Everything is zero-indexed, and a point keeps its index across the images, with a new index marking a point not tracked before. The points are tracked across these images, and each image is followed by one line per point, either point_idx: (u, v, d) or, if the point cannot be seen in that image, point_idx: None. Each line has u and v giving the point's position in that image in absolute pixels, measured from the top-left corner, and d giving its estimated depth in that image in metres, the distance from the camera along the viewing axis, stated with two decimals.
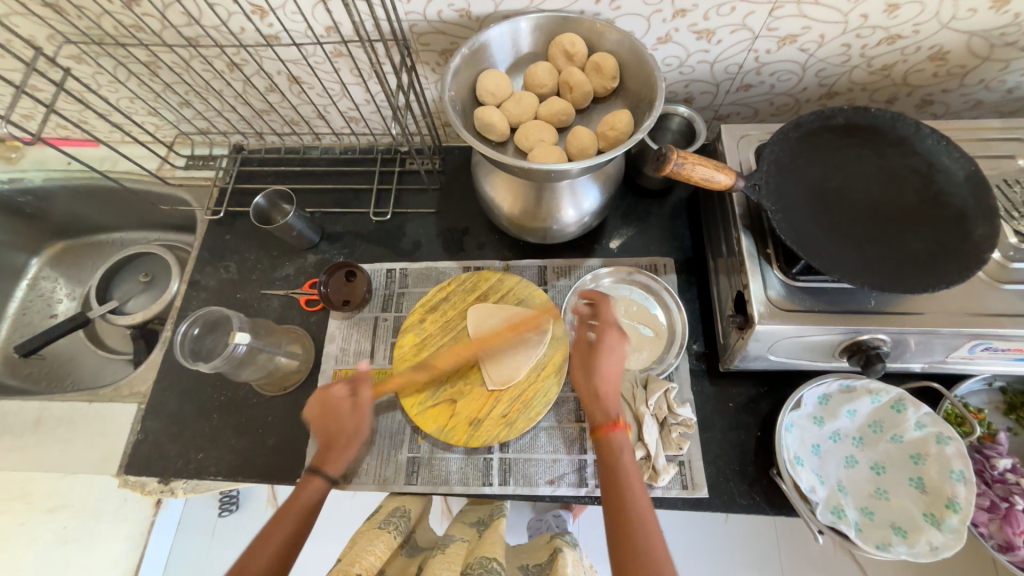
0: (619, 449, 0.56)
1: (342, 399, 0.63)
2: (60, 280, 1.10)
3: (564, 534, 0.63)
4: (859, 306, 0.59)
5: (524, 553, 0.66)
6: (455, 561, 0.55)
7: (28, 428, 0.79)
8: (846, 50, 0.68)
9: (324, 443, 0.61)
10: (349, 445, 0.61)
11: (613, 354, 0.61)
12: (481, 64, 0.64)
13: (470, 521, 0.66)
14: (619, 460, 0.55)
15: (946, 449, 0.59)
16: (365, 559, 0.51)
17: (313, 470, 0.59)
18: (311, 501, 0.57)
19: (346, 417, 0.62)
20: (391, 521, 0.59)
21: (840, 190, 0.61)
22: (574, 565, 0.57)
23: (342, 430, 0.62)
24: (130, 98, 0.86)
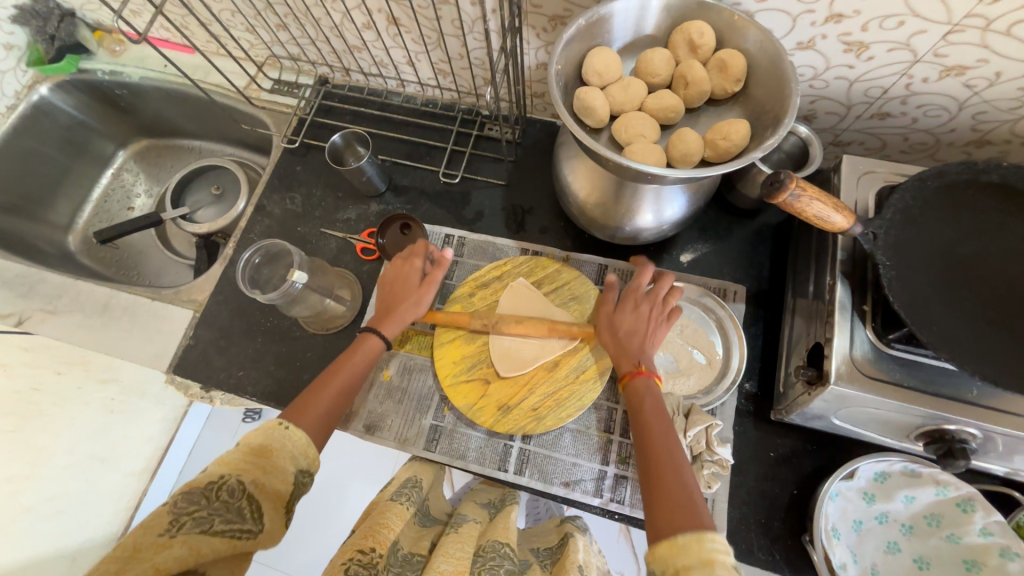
0: (648, 394, 0.56)
1: (415, 270, 0.68)
2: (140, 176, 1.15)
3: (575, 520, 0.66)
4: (956, 393, 0.52)
5: (534, 538, 0.67)
6: (466, 541, 0.55)
7: (97, 310, 0.85)
8: (1021, 95, 0.58)
9: (384, 309, 0.66)
10: (402, 319, 0.65)
11: (653, 321, 0.62)
12: (594, 40, 0.59)
13: (481, 501, 0.67)
14: (647, 406, 0.55)
15: (1009, 564, 0.53)
16: (378, 533, 0.52)
17: (373, 329, 0.63)
18: (368, 354, 0.61)
19: (413, 286, 0.67)
20: (403, 493, 0.61)
21: (971, 258, 0.53)
22: (584, 550, 0.59)
23: (404, 296, 0.66)
24: (232, 12, 0.86)
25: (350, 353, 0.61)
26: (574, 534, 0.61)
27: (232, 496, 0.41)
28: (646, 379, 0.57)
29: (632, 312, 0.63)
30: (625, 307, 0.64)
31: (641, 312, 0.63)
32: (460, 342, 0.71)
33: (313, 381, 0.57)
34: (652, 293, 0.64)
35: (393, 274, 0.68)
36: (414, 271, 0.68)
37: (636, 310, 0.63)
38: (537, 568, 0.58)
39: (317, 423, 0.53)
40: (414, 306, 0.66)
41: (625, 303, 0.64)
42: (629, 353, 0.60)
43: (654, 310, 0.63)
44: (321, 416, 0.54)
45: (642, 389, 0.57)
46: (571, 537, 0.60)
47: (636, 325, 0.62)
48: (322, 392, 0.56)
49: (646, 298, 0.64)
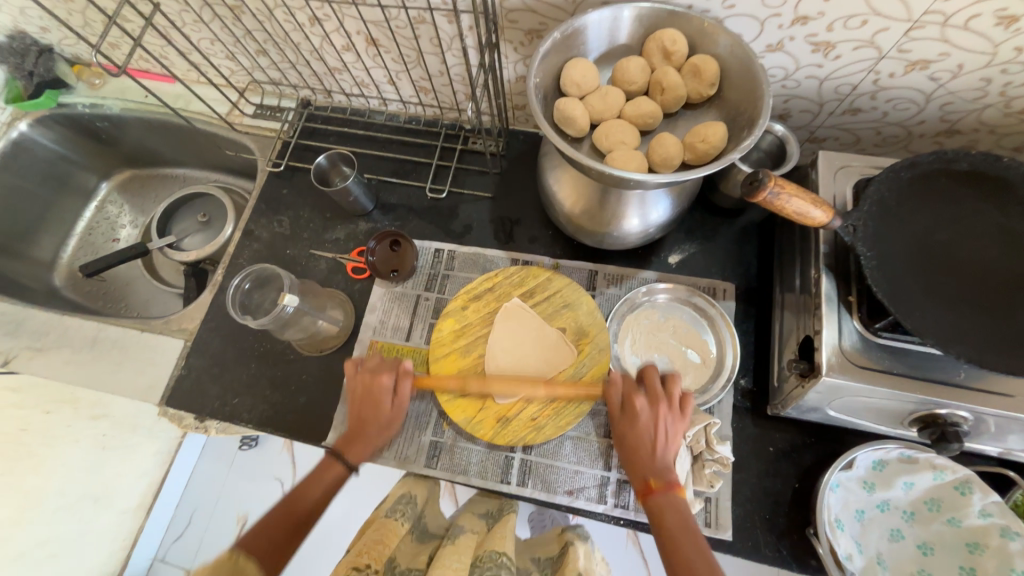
0: (670, 509, 0.54)
1: (384, 389, 0.64)
2: (125, 207, 1.14)
3: (575, 528, 0.65)
4: (945, 377, 0.53)
5: (535, 547, 0.66)
6: (464, 552, 0.54)
7: (85, 345, 0.84)
8: (984, 85, 0.60)
9: (351, 431, 0.64)
10: (377, 436, 0.64)
11: (665, 434, 0.58)
12: (570, 52, 0.60)
13: (479, 512, 0.65)
14: (669, 524, 0.53)
15: (1011, 544, 0.54)
16: (373, 549, 0.51)
17: (338, 456, 0.62)
18: (330, 485, 0.60)
19: (382, 407, 0.64)
20: (398, 509, 0.60)
21: (948, 245, 0.55)
22: (586, 557, 0.59)
23: (372, 422, 0.64)
24: (211, 40, 0.87)
25: (316, 473, 0.60)
26: (574, 542, 0.60)
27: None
28: (662, 496, 0.55)
29: (649, 429, 0.58)
30: (631, 418, 0.59)
31: (644, 420, 0.59)
32: (456, 356, 0.71)
33: (292, 489, 0.59)
34: (651, 394, 0.61)
35: (361, 396, 0.65)
36: (382, 389, 0.64)
37: (638, 418, 0.59)
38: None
39: (269, 544, 0.53)
40: (386, 426, 0.64)
41: (625, 416, 0.60)
42: (648, 466, 0.57)
43: (662, 421, 0.59)
44: (269, 544, 0.53)
45: (663, 504, 0.55)
46: (571, 545, 0.60)
47: (643, 433, 0.58)
48: (300, 504, 0.57)
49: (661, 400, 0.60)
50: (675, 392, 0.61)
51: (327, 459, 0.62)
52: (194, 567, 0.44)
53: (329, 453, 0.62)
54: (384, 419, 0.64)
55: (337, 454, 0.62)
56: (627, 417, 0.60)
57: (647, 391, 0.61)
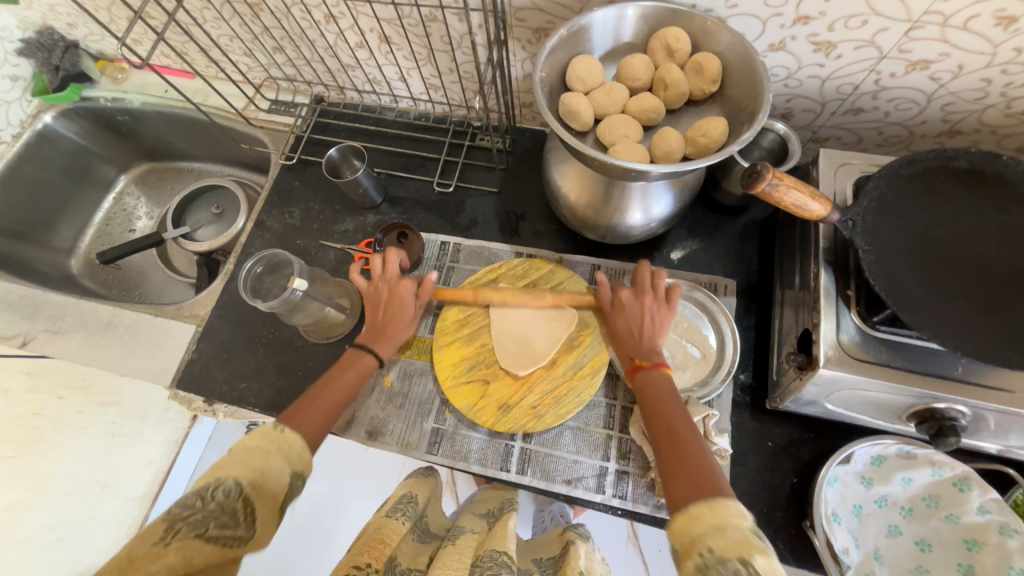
0: (665, 397, 0.57)
1: (405, 292, 0.68)
2: (141, 199, 1.17)
3: (576, 527, 0.64)
4: (943, 371, 0.54)
5: (537, 548, 0.67)
6: (464, 553, 0.55)
7: (100, 329, 0.87)
8: (985, 86, 0.61)
9: (374, 328, 0.67)
10: (403, 324, 0.67)
11: (653, 320, 0.64)
12: (576, 48, 0.62)
13: (479, 511, 0.66)
14: (665, 410, 0.56)
15: (1008, 542, 0.54)
16: (375, 548, 0.51)
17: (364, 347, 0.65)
18: (358, 370, 0.63)
19: (405, 308, 0.68)
20: (399, 508, 0.60)
21: (946, 241, 0.55)
22: (587, 557, 0.57)
23: (396, 321, 0.67)
24: (230, 37, 0.90)
25: (338, 370, 0.63)
26: (575, 542, 0.59)
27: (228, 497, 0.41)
28: (650, 371, 0.60)
29: (635, 300, 0.65)
30: (623, 305, 0.66)
31: (630, 310, 0.65)
32: (458, 345, 0.72)
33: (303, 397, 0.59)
34: (638, 286, 0.66)
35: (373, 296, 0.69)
36: (405, 291, 0.68)
37: (626, 307, 0.65)
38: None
39: (312, 426, 0.55)
40: (407, 322, 0.68)
41: (617, 297, 0.66)
42: (640, 347, 0.63)
43: (649, 308, 0.64)
44: (311, 420, 0.56)
45: (650, 377, 0.60)
46: (573, 545, 0.59)
47: (632, 320, 0.64)
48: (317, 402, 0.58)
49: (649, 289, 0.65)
50: (661, 285, 0.65)
51: (351, 352, 0.65)
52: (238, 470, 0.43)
53: (353, 346, 0.65)
54: (406, 313, 0.68)
55: (360, 347, 0.66)
56: (613, 307, 0.67)
57: (635, 285, 0.67)
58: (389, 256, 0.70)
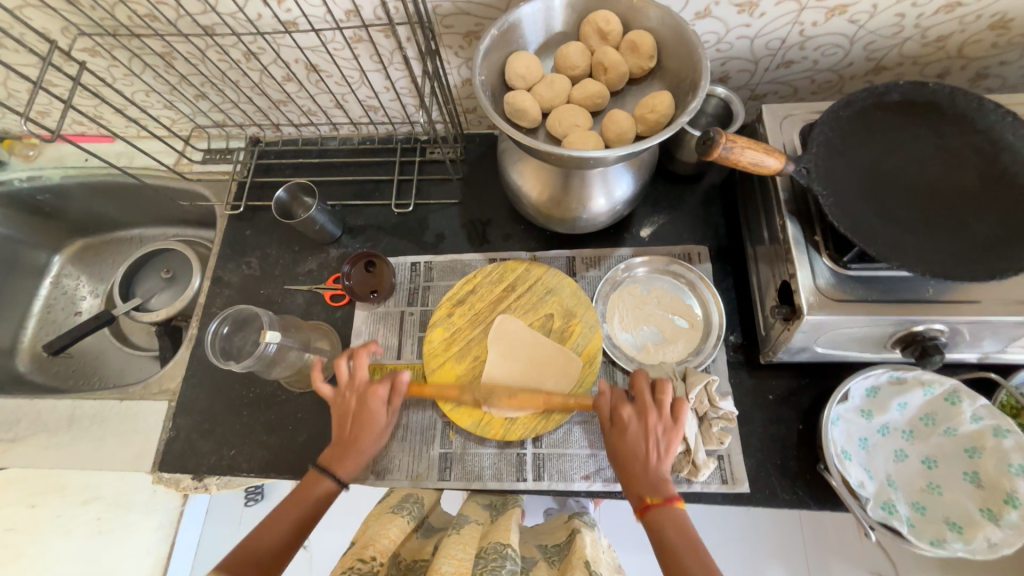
0: (671, 527, 0.50)
1: (376, 400, 0.61)
2: (82, 277, 1.09)
3: (581, 515, 0.63)
4: (916, 295, 0.56)
5: (542, 534, 0.65)
6: (468, 543, 0.53)
7: (63, 425, 0.80)
8: (899, 20, 0.64)
9: (341, 442, 0.60)
10: (362, 455, 0.60)
11: (656, 450, 0.54)
12: (510, 46, 0.61)
13: (483, 503, 0.67)
14: (671, 542, 0.49)
15: (1004, 442, 0.57)
16: (379, 542, 0.52)
17: (325, 470, 0.58)
18: (326, 496, 0.57)
19: (376, 424, 0.60)
20: (405, 505, 0.60)
21: (895, 171, 0.57)
22: (592, 544, 0.56)
23: (365, 429, 0.60)
24: (145, 92, 0.85)
25: (303, 486, 0.57)
26: (579, 529, 0.58)
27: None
28: (661, 512, 0.51)
29: (654, 442, 0.54)
30: (643, 441, 0.54)
31: (633, 432, 0.55)
32: (451, 364, 0.70)
33: (268, 513, 0.54)
34: (639, 404, 0.56)
35: (337, 402, 0.61)
36: (376, 400, 0.61)
37: (628, 429, 0.55)
38: (543, 565, 0.58)
39: (273, 539, 0.51)
40: (377, 433, 0.61)
41: (624, 425, 0.55)
42: (647, 477, 0.53)
43: (653, 430, 0.54)
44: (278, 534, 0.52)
45: (661, 518, 0.50)
46: (578, 532, 0.58)
47: (634, 447, 0.54)
48: (278, 524, 0.53)
49: (657, 418, 0.55)
50: (666, 394, 0.56)
51: (314, 473, 0.58)
52: None
53: (315, 468, 0.58)
54: (375, 423, 0.60)
55: (323, 468, 0.58)
56: (636, 445, 0.54)
57: (638, 403, 0.56)
58: (356, 358, 0.62)
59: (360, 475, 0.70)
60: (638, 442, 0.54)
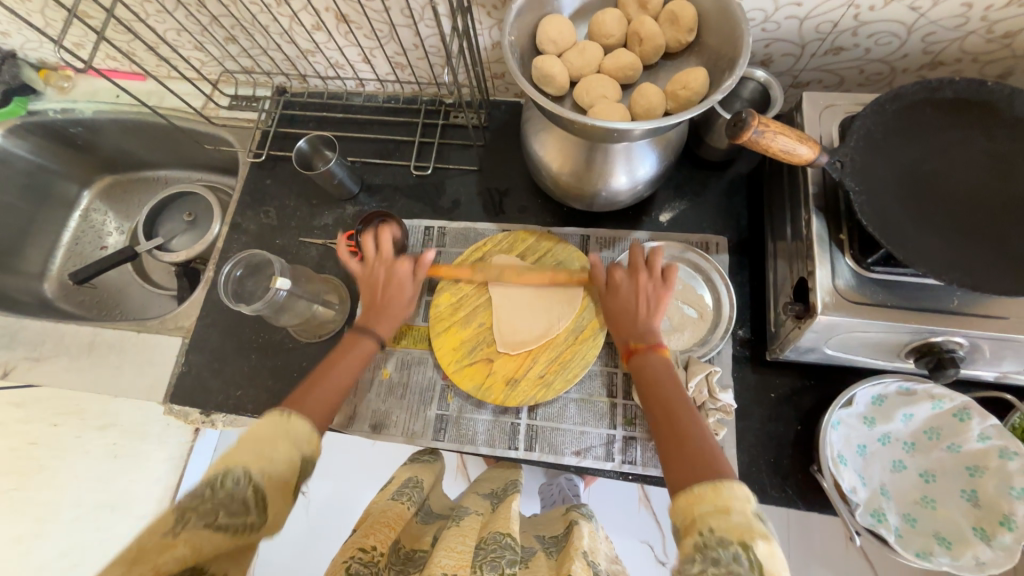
0: (659, 373, 0.57)
1: (403, 273, 0.67)
2: (109, 213, 1.12)
3: (579, 506, 0.63)
4: (939, 305, 0.54)
5: (540, 526, 0.67)
6: (468, 535, 0.54)
7: (83, 350, 0.84)
8: (965, 11, 0.59)
9: (372, 305, 0.66)
10: (397, 316, 0.66)
11: (647, 297, 0.62)
12: (544, 8, 0.59)
13: (484, 492, 0.66)
14: (651, 377, 0.57)
15: (1009, 464, 0.55)
16: (379, 531, 0.52)
17: (363, 329, 0.64)
18: (360, 354, 0.62)
19: (406, 286, 0.67)
20: (403, 492, 0.60)
21: (936, 174, 0.54)
22: (590, 535, 0.57)
23: (395, 297, 0.66)
24: (177, 31, 0.85)
25: (343, 350, 0.62)
26: (580, 520, 0.59)
27: (237, 487, 0.40)
28: (648, 355, 0.58)
29: (641, 290, 0.62)
30: (630, 284, 0.63)
31: (624, 291, 0.63)
32: (456, 329, 0.71)
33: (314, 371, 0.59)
34: (631, 266, 0.65)
35: (367, 280, 0.67)
36: (403, 270, 0.67)
37: (620, 287, 0.63)
38: (542, 556, 0.58)
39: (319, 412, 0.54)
40: (406, 299, 0.67)
41: (615, 282, 0.64)
42: (633, 326, 0.61)
43: (644, 287, 0.62)
44: (319, 403, 0.55)
45: (649, 360, 0.58)
46: (577, 524, 0.58)
47: (626, 304, 0.62)
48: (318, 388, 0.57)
49: (646, 272, 0.64)
50: (658, 261, 0.64)
51: (352, 335, 0.63)
52: (244, 458, 0.42)
53: (353, 328, 0.64)
54: (403, 295, 0.66)
55: (361, 328, 0.64)
56: (623, 295, 0.63)
57: (630, 265, 0.65)
58: (381, 238, 0.69)
59: (357, 427, 0.72)
60: (624, 281, 0.64)
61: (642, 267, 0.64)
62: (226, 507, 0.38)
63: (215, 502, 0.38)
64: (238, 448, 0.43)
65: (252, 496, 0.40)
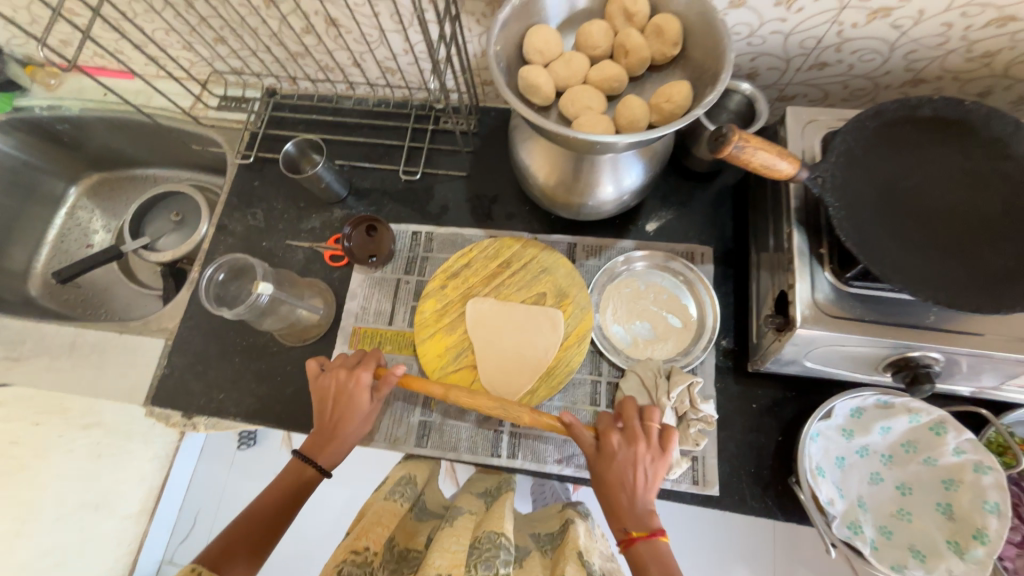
0: (651, 557, 0.49)
1: (359, 388, 0.61)
2: (96, 211, 1.11)
3: (576, 505, 0.64)
4: (916, 321, 0.54)
5: (535, 523, 0.67)
6: (462, 535, 0.54)
7: (64, 351, 0.83)
8: (946, 30, 0.60)
9: (323, 430, 0.61)
10: (345, 447, 0.61)
11: (642, 479, 0.53)
12: (531, 19, 0.59)
13: (478, 491, 0.66)
14: (652, 575, 0.48)
15: (984, 479, 0.56)
16: (372, 531, 0.52)
17: (310, 458, 0.60)
18: (303, 489, 0.58)
19: (357, 406, 0.61)
20: (398, 490, 0.61)
21: (915, 191, 0.55)
22: (586, 536, 0.57)
23: (346, 423, 0.61)
24: (166, 30, 0.84)
25: (296, 465, 0.59)
26: (574, 520, 0.59)
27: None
28: (640, 545, 0.50)
29: (636, 472, 0.53)
30: (627, 468, 0.53)
31: (621, 459, 0.54)
32: (441, 335, 0.71)
33: (252, 505, 0.56)
34: (628, 431, 0.56)
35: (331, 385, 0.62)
36: (359, 386, 0.61)
37: (614, 456, 0.54)
38: (536, 556, 0.57)
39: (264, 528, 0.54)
40: (361, 421, 0.61)
41: (605, 453, 0.55)
42: (629, 512, 0.52)
43: (641, 458, 0.54)
44: (238, 547, 0.51)
45: (642, 552, 0.50)
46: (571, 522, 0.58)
47: (622, 475, 0.53)
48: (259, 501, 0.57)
49: (644, 443, 0.55)
50: (652, 426, 0.56)
51: (297, 462, 0.60)
52: None
53: (296, 455, 0.60)
54: (354, 416, 0.61)
55: (306, 457, 0.60)
56: (617, 469, 0.53)
57: (620, 424, 0.57)
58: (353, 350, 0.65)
59: None
60: (621, 464, 0.54)
61: (640, 457, 0.53)
62: None
63: None
64: None
65: None
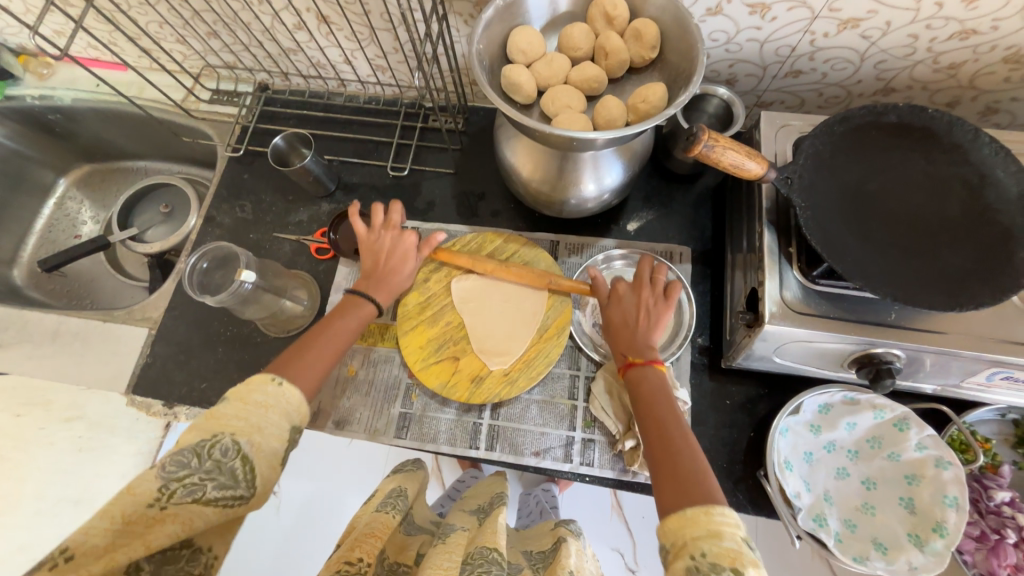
0: (659, 393, 0.53)
1: (407, 241, 0.66)
2: (85, 202, 1.12)
3: (568, 523, 0.64)
4: (879, 318, 0.56)
5: (528, 541, 0.69)
6: (454, 551, 0.55)
7: (47, 338, 0.83)
8: (912, 42, 0.63)
9: (373, 271, 0.65)
10: (394, 275, 0.65)
11: (648, 310, 0.60)
12: (515, 20, 0.61)
13: (470, 508, 0.67)
14: (643, 394, 0.54)
15: (944, 473, 0.58)
16: (365, 542, 0.51)
17: (363, 293, 0.62)
18: (361, 317, 0.61)
19: (408, 255, 0.66)
20: (389, 502, 0.60)
21: (879, 193, 0.57)
22: (577, 554, 0.57)
23: (396, 270, 0.65)
24: (159, 23, 0.86)
25: (339, 312, 0.60)
26: (566, 539, 0.59)
27: (225, 457, 0.38)
28: (645, 369, 0.55)
29: (644, 294, 0.61)
30: (633, 291, 0.61)
31: (628, 299, 0.61)
32: (424, 327, 0.72)
33: (309, 331, 0.56)
34: (637, 280, 0.63)
35: (369, 239, 0.66)
36: (408, 244, 0.66)
37: (624, 298, 0.61)
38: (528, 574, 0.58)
39: (312, 383, 0.50)
40: (408, 272, 0.66)
41: (619, 287, 0.63)
42: (635, 343, 0.58)
43: (647, 297, 0.61)
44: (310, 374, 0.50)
45: (642, 376, 0.55)
46: (563, 543, 0.58)
47: (628, 312, 0.60)
48: (307, 354, 0.53)
49: (650, 281, 0.62)
50: (660, 277, 0.62)
51: (351, 295, 0.62)
52: (231, 424, 0.40)
53: (351, 292, 0.62)
54: (405, 262, 0.66)
55: (359, 293, 0.62)
56: (626, 301, 0.61)
57: (635, 278, 0.63)
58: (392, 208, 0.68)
59: (320, 423, 0.72)
60: (636, 287, 0.62)
61: (649, 262, 0.63)
62: (215, 479, 0.37)
63: (202, 474, 0.37)
64: (225, 412, 0.41)
65: (239, 467, 0.39)
